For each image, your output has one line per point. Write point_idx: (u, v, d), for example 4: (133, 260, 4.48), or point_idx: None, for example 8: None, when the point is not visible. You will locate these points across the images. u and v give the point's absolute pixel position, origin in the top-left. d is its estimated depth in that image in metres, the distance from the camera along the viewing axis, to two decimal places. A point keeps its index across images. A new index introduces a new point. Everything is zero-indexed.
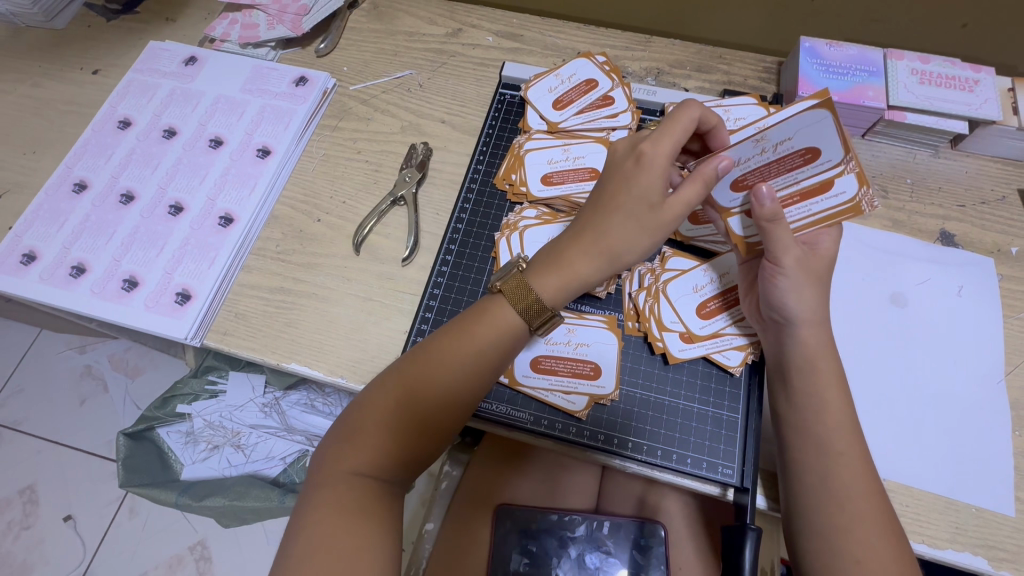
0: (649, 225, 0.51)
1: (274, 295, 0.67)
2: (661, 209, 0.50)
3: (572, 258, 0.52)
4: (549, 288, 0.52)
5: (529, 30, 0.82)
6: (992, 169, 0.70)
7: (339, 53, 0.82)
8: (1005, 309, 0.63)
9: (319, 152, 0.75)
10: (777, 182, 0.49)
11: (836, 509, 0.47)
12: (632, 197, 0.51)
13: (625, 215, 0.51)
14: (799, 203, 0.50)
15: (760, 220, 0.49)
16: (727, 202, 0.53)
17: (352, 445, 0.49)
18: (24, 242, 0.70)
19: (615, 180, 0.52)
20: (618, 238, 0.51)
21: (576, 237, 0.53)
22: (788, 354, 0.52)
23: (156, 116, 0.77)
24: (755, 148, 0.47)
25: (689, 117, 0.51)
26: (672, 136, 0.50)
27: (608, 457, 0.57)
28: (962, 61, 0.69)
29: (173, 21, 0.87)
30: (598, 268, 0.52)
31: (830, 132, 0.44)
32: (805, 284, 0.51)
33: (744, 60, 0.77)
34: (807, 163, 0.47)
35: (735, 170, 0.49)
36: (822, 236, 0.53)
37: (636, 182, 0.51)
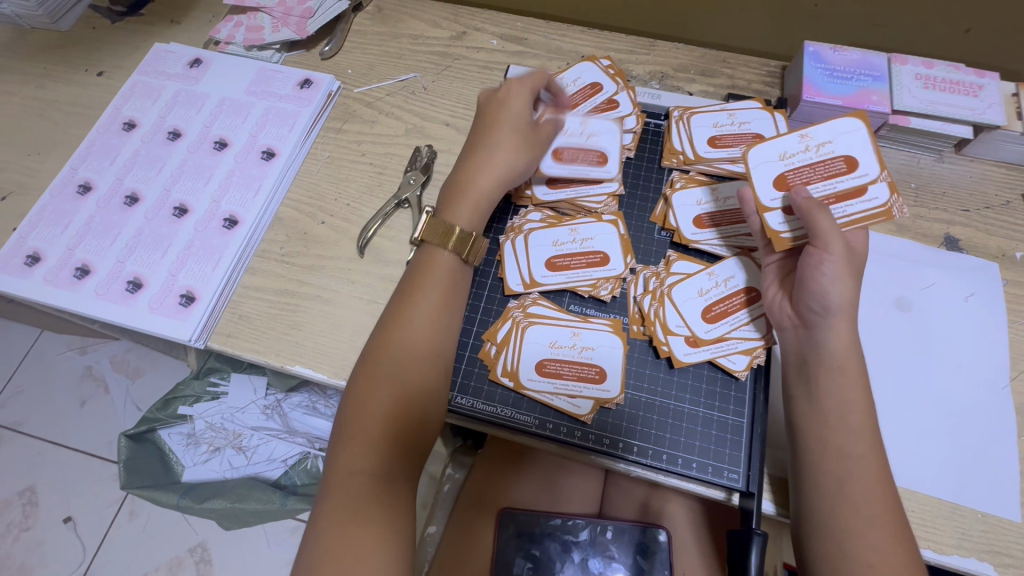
0: (528, 147, 0.62)
1: (278, 297, 0.67)
2: (535, 133, 0.63)
3: (472, 180, 0.60)
4: (461, 215, 0.59)
5: (534, 34, 0.82)
6: (996, 173, 0.70)
7: (344, 56, 0.82)
8: (1010, 314, 0.63)
9: (324, 154, 0.75)
10: (817, 182, 0.56)
11: (850, 513, 0.47)
12: (510, 123, 0.62)
13: (508, 140, 0.61)
14: (836, 203, 0.56)
15: (806, 206, 0.53)
16: (769, 199, 0.57)
17: (347, 440, 0.49)
18: (29, 243, 0.70)
19: (493, 115, 0.62)
20: (503, 158, 0.61)
21: (468, 166, 0.61)
22: (818, 350, 0.51)
23: (161, 118, 0.77)
24: (801, 145, 0.58)
25: (542, 76, 0.65)
26: (529, 82, 0.64)
27: (613, 461, 0.57)
28: (967, 66, 0.69)
29: (178, 23, 0.88)
30: (493, 182, 0.60)
31: (863, 143, 0.57)
32: (847, 274, 0.51)
33: (748, 65, 0.77)
34: (846, 168, 0.56)
35: (782, 164, 0.58)
36: (855, 235, 0.54)
37: (510, 114, 0.62)
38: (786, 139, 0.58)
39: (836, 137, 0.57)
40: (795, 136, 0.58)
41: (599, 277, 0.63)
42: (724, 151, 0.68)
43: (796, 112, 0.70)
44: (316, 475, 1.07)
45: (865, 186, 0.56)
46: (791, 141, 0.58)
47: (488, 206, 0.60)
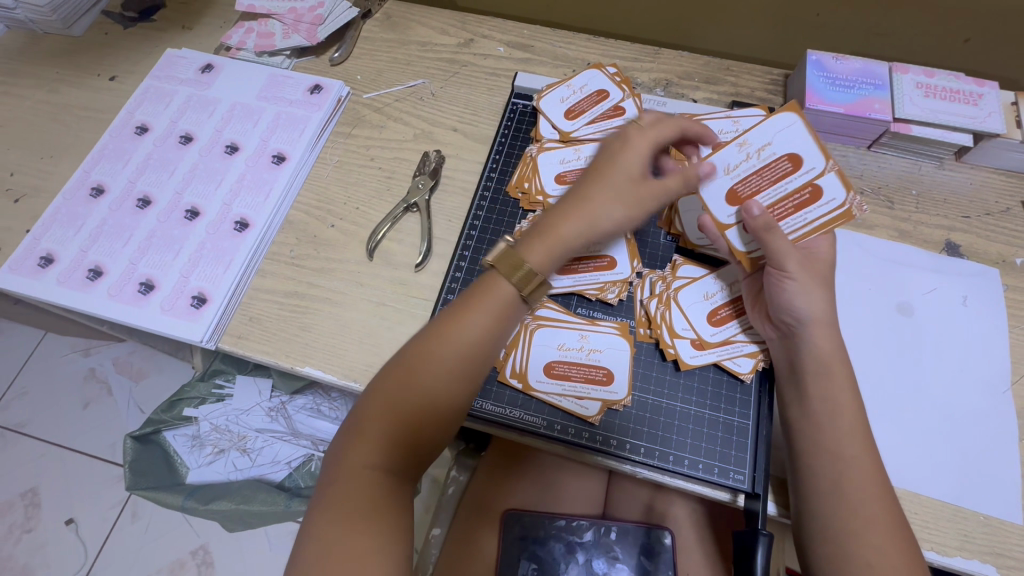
0: (634, 199, 0.51)
1: (288, 299, 0.68)
2: (644, 184, 0.52)
3: (556, 221, 0.50)
4: (536, 259, 0.49)
5: (540, 41, 0.83)
6: (996, 181, 0.71)
7: (353, 62, 0.84)
8: (1010, 319, 0.63)
9: (333, 159, 0.76)
10: (766, 191, 0.55)
11: (849, 513, 0.48)
12: (620, 169, 0.52)
13: (616, 187, 0.51)
14: (795, 212, 0.55)
15: (757, 226, 0.53)
16: (725, 217, 0.56)
17: (362, 441, 0.48)
18: (41, 245, 0.71)
19: (605, 156, 0.53)
20: (600, 204, 0.51)
21: (563, 208, 0.51)
22: (800, 359, 0.53)
23: (173, 122, 0.79)
24: (741, 154, 0.56)
25: (676, 124, 0.55)
26: (658, 126, 0.54)
27: (619, 462, 0.58)
28: (966, 75, 0.70)
29: (189, 29, 0.89)
30: (581, 230, 0.50)
31: (803, 137, 0.55)
32: (813, 286, 0.53)
33: (752, 73, 0.79)
34: (792, 167, 0.55)
35: (727, 178, 0.56)
36: (819, 242, 0.56)
37: (625, 156, 0.52)
38: (727, 151, 0.55)
39: (772, 138, 0.55)
40: (733, 145, 0.56)
41: (607, 280, 0.64)
42: None
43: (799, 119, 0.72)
44: None
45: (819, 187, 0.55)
46: (730, 152, 0.56)
47: (564, 259, 0.50)
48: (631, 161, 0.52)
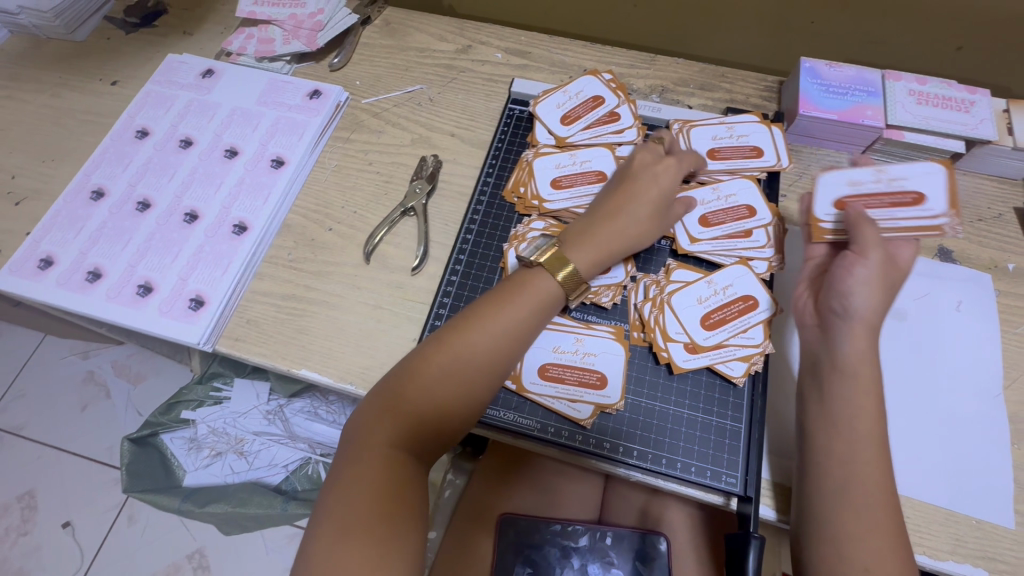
0: (660, 222, 0.61)
1: (285, 301, 0.68)
2: (669, 211, 0.62)
3: (604, 230, 0.58)
4: (584, 261, 0.57)
5: (537, 48, 0.84)
6: (989, 187, 0.71)
7: (352, 68, 0.84)
8: (1003, 324, 0.64)
9: (332, 163, 0.77)
10: (729, 223, 0.66)
11: (851, 517, 0.48)
12: (656, 194, 0.61)
13: (651, 210, 0.60)
14: (887, 209, 0.56)
15: (856, 216, 0.55)
16: (822, 214, 0.59)
17: (388, 420, 0.50)
18: (41, 247, 0.71)
19: (643, 176, 0.61)
20: (639, 221, 0.60)
21: (604, 218, 0.59)
22: (837, 353, 0.52)
23: (173, 126, 0.79)
24: (873, 176, 0.58)
25: (694, 156, 0.65)
26: (685, 161, 0.64)
27: (613, 465, 0.58)
28: (958, 83, 0.71)
29: (190, 35, 0.90)
30: (622, 242, 0.59)
31: (828, 180, 0.60)
32: (876, 285, 0.52)
33: (746, 79, 0.80)
34: (798, 206, 0.62)
35: (849, 190, 0.58)
36: (902, 250, 0.55)
37: (659, 181, 0.61)
38: (860, 169, 0.58)
39: (739, 189, 0.67)
40: (869, 168, 0.58)
41: (601, 284, 0.64)
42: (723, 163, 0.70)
43: (792, 125, 0.72)
44: (318, 480, 1.08)
45: (923, 194, 0.55)
46: (863, 172, 0.58)
47: (605, 265, 0.59)
48: (667, 188, 0.62)
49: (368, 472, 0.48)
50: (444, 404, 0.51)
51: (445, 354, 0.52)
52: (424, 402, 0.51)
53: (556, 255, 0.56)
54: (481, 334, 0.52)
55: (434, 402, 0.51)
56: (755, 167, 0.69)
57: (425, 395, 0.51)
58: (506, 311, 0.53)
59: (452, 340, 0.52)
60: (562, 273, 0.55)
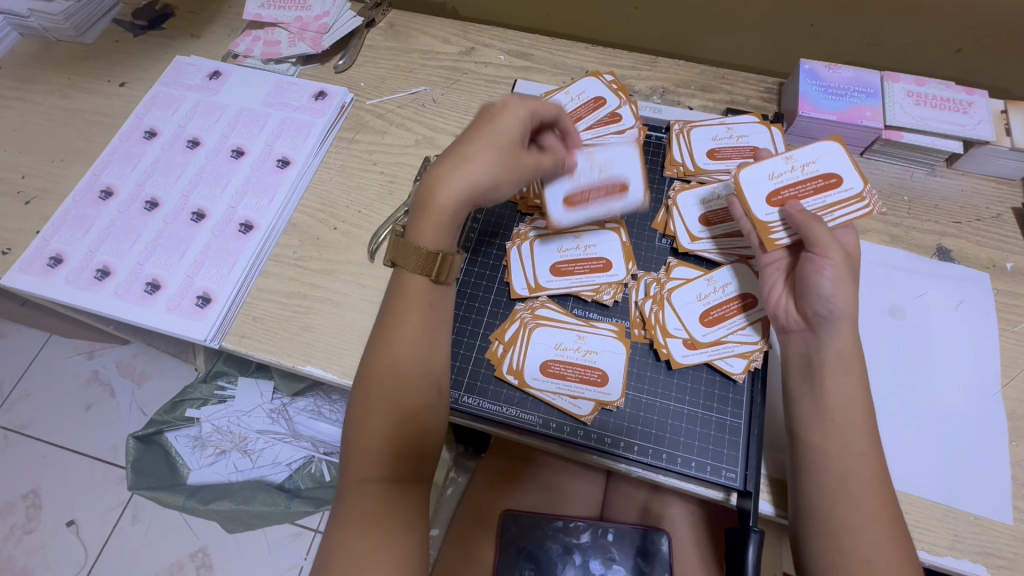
0: (508, 164, 0.55)
1: (291, 299, 0.69)
2: (520, 158, 0.56)
3: (435, 188, 0.53)
4: (427, 232, 0.53)
5: (539, 50, 0.85)
6: (987, 187, 0.72)
7: (357, 69, 0.86)
8: (1001, 322, 0.64)
9: (337, 163, 0.78)
10: (808, 199, 0.61)
11: (849, 508, 0.49)
12: (500, 137, 0.55)
13: (495, 155, 0.55)
14: (815, 195, 0.61)
15: (802, 217, 0.57)
16: (764, 215, 0.61)
17: (361, 450, 0.50)
18: (51, 245, 0.72)
19: (484, 124, 0.57)
20: (479, 170, 0.54)
21: (443, 170, 0.54)
22: (822, 354, 0.53)
23: (181, 127, 0.81)
24: (788, 166, 0.62)
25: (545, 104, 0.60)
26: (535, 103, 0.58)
27: (614, 460, 0.59)
28: (957, 84, 0.72)
29: (197, 37, 0.91)
30: (462, 191, 0.53)
31: (840, 162, 0.62)
32: (846, 279, 0.53)
33: (746, 81, 0.80)
34: (830, 184, 0.61)
35: (772, 183, 0.62)
36: (845, 236, 0.59)
37: (501, 125, 0.56)
38: (773, 161, 0.62)
39: (817, 157, 0.62)
40: (780, 158, 0.63)
41: (602, 282, 0.65)
42: (723, 163, 0.70)
43: (793, 126, 0.73)
44: (321, 479, 1.09)
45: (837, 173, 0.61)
46: (776, 163, 0.62)
47: (453, 224, 0.54)
48: (509, 130, 0.56)
49: (358, 505, 0.48)
50: (394, 427, 0.50)
51: (375, 379, 0.51)
52: (375, 431, 0.50)
53: (404, 244, 0.53)
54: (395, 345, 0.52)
55: (384, 428, 0.50)
56: None
57: (374, 424, 0.50)
58: (408, 315, 0.53)
59: (375, 364, 0.52)
60: (409, 258, 0.53)
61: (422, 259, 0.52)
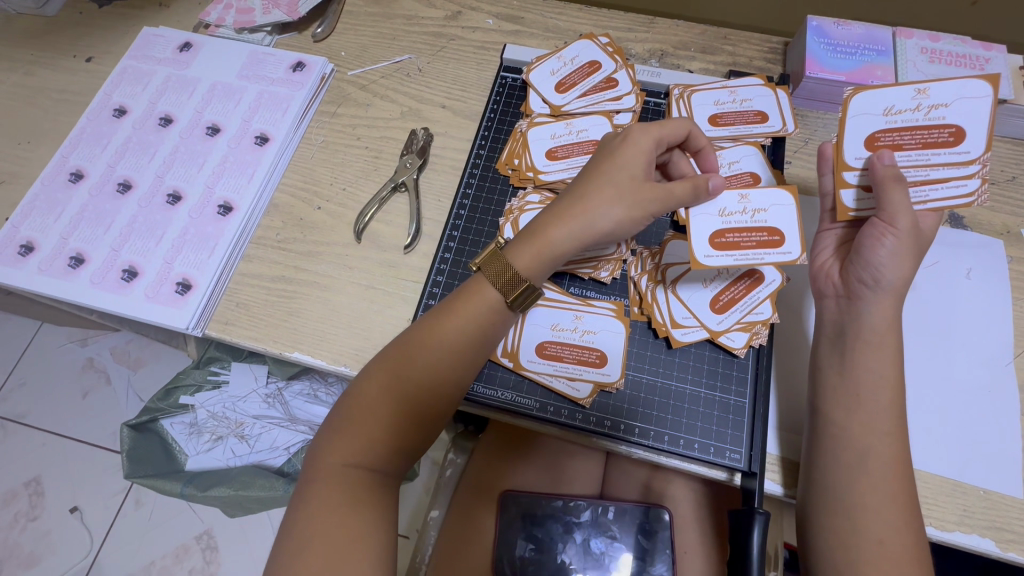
0: (631, 201, 0.50)
1: (276, 283, 0.66)
2: (645, 186, 0.51)
3: (547, 223, 0.52)
4: (521, 260, 0.51)
5: (530, 12, 0.80)
6: (1002, 150, 0.68)
7: (337, 38, 0.81)
8: (1014, 292, 0.62)
9: (319, 139, 0.74)
10: (908, 151, 0.51)
11: (867, 488, 0.47)
12: (621, 171, 0.51)
13: (616, 190, 0.51)
14: (921, 150, 0.50)
15: (885, 175, 0.48)
16: (853, 159, 0.52)
17: (350, 432, 0.49)
18: (22, 232, 0.69)
19: (603, 157, 0.53)
20: (594, 206, 0.51)
21: (560, 210, 0.52)
22: (857, 325, 0.51)
23: (152, 104, 0.76)
24: (913, 102, 0.50)
25: (681, 126, 0.54)
26: (666, 128, 0.53)
27: (614, 443, 0.57)
28: (972, 39, 0.68)
29: (166, 6, 0.85)
30: (571, 232, 0.51)
31: (985, 114, 0.49)
32: (906, 254, 0.49)
33: (749, 41, 0.76)
34: (951, 142, 0.50)
35: (883, 121, 0.51)
36: (924, 217, 0.52)
37: (625, 158, 0.52)
38: (899, 92, 0.50)
39: (955, 100, 0.49)
40: (910, 88, 0.50)
41: (601, 258, 0.62)
42: (726, 129, 0.67)
43: (799, 88, 0.69)
44: None
45: (964, 129, 0.49)
46: (902, 94, 0.50)
47: (553, 262, 0.52)
48: (634, 162, 0.51)
49: (329, 487, 0.47)
50: (400, 423, 0.49)
51: (390, 373, 0.50)
52: (375, 420, 0.49)
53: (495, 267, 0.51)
54: (425, 351, 0.50)
55: (386, 419, 0.49)
56: (760, 132, 0.67)
57: (374, 411, 0.49)
58: (450, 322, 0.51)
59: (392, 359, 0.50)
60: (499, 279, 0.51)
61: (502, 280, 0.51)
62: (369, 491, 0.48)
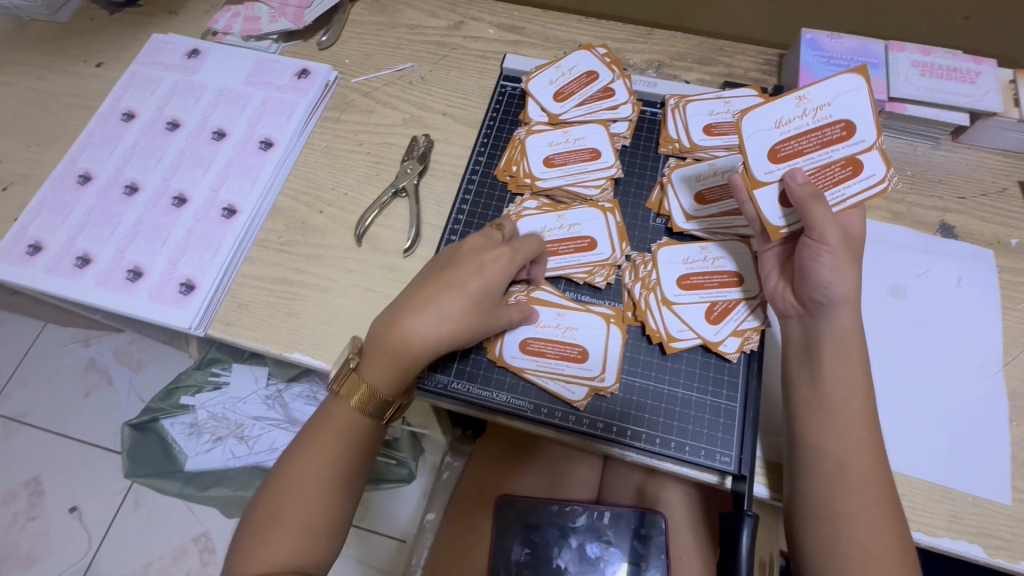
0: (467, 321, 0.52)
1: (277, 285, 0.68)
2: (478, 312, 0.53)
3: (400, 324, 0.51)
4: (382, 380, 0.52)
5: (530, 23, 0.82)
6: (993, 162, 0.70)
7: (341, 46, 0.82)
8: (1004, 300, 0.63)
9: (322, 144, 0.76)
10: (810, 154, 0.55)
11: (847, 495, 0.48)
12: (467, 288, 0.52)
13: (444, 304, 0.52)
14: (821, 149, 0.55)
15: (804, 194, 0.52)
16: (764, 172, 0.56)
17: (331, 418, 0.53)
18: (30, 232, 0.71)
19: (462, 267, 0.54)
20: (425, 324, 0.51)
21: (406, 309, 0.52)
22: (820, 339, 0.52)
23: (160, 108, 0.78)
24: (799, 109, 0.55)
25: (536, 245, 0.58)
26: (518, 251, 0.56)
27: (608, 446, 0.58)
28: (963, 53, 0.69)
29: (175, 14, 0.87)
30: (423, 339, 0.51)
31: (863, 105, 0.55)
32: (847, 263, 0.51)
33: (745, 53, 0.77)
34: (844, 135, 0.55)
35: (778, 133, 0.55)
36: (852, 217, 0.55)
37: (481, 277, 0.53)
38: (782, 106, 0.55)
39: (834, 98, 0.55)
40: (792, 99, 0.55)
41: (594, 263, 0.64)
42: (721, 139, 0.68)
43: None
44: None
45: (853, 121, 0.54)
46: (787, 105, 0.55)
47: (403, 373, 0.52)
48: (485, 287, 0.53)
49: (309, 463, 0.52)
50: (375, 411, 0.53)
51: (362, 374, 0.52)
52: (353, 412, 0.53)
53: (353, 382, 0.53)
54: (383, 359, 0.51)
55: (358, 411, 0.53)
56: None
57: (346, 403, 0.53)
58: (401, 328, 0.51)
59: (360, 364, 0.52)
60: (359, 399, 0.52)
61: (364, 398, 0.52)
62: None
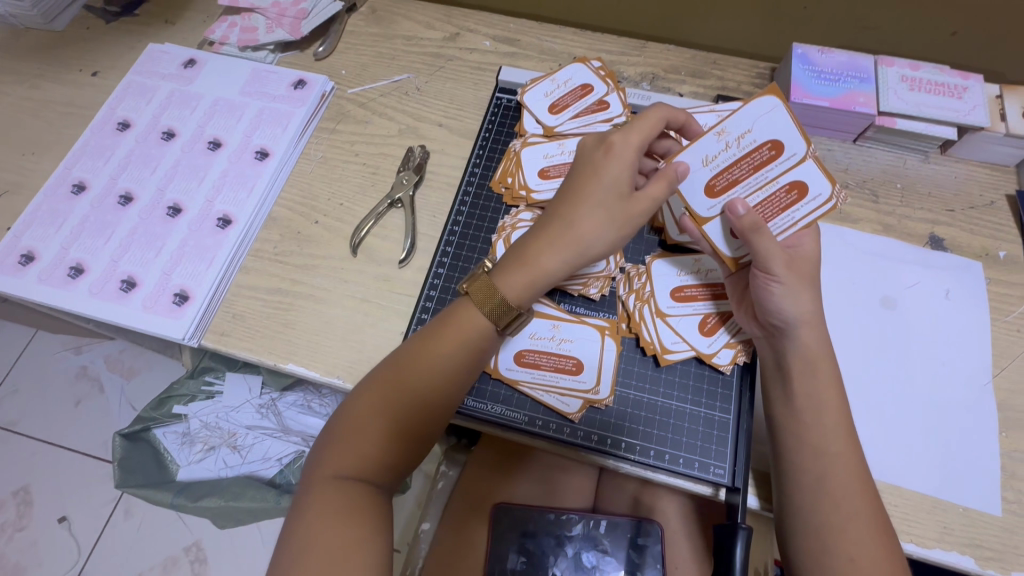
0: (621, 219, 0.53)
1: (272, 295, 0.67)
2: (632, 202, 0.53)
3: (536, 250, 0.54)
4: (514, 286, 0.53)
5: (526, 35, 0.83)
6: (980, 175, 0.71)
7: (338, 57, 0.83)
8: (993, 312, 0.64)
9: (318, 154, 0.76)
10: (747, 180, 0.53)
11: (830, 508, 0.48)
12: (605, 188, 0.53)
13: (595, 206, 0.53)
14: (754, 174, 0.53)
15: (744, 227, 0.52)
16: (706, 209, 0.55)
17: (347, 445, 0.50)
18: (23, 242, 0.70)
19: (587, 168, 0.55)
20: (585, 228, 0.53)
21: (541, 230, 0.55)
22: (788, 358, 0.53)
23: (156, 118, 0.78)
24: (721, 144, 0.52)
25: (658, 117, 0.55)
26: (640, 131, 0.54)
27: (602, 457, 0.58)
28: (951, 68, 0.70)
29: (172, 23, 0.88)
30: (562, 259, 0.53)
31: (786, 121, 0.52)
32: (797, 287, 0.52)
33: (738, 66, 0.78)
34: (773, 155, 0.53)
35: (707, 170, 0.53)
36: (803, 238, 0.55)
37: (608, 171, 0.53)
38: (704, 143, 0.53)
39: (753, 124, 0.52)
40: (711, 135, 0.52)
41: (590, 275, 0.63)
42: None
43: None
44: None
45: (779, 140, 0.52)
46: (707, 140, 0.53)
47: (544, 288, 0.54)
48: (617, 178, 0.53)
49: (327, 496, 0.48)
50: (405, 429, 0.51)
51: (386, 388, 0.52)
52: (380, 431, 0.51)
53: (484, 287, 0.53)
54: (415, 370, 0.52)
55: (380, 433, 0.50)
56: None
57: (368, 425, 0.51)
58: (438, 342, 0.53)
59: (386, 377, 0.52)
60: (488, 304, 0.53)
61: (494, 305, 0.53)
62: (369, 497, 0.49)
